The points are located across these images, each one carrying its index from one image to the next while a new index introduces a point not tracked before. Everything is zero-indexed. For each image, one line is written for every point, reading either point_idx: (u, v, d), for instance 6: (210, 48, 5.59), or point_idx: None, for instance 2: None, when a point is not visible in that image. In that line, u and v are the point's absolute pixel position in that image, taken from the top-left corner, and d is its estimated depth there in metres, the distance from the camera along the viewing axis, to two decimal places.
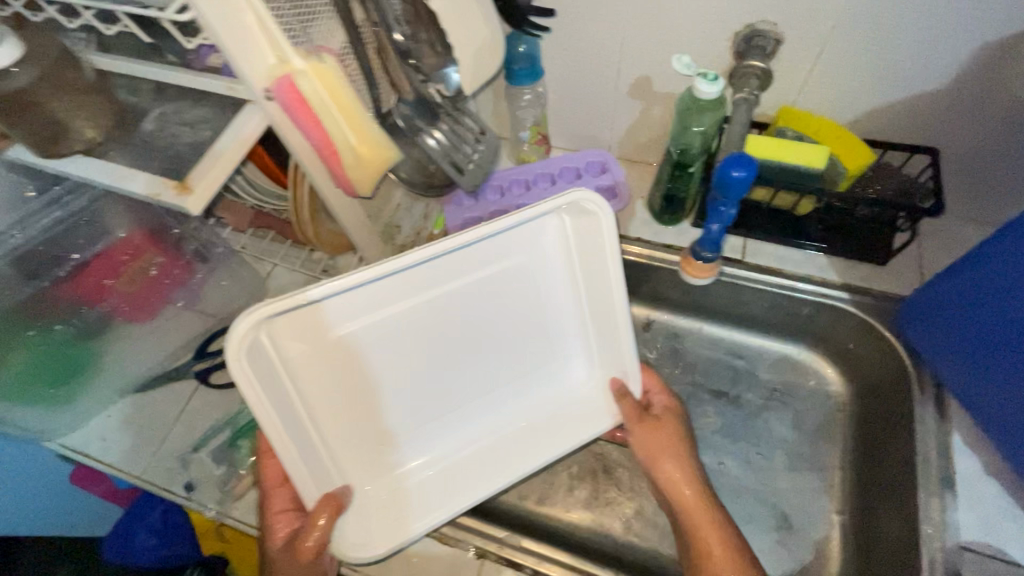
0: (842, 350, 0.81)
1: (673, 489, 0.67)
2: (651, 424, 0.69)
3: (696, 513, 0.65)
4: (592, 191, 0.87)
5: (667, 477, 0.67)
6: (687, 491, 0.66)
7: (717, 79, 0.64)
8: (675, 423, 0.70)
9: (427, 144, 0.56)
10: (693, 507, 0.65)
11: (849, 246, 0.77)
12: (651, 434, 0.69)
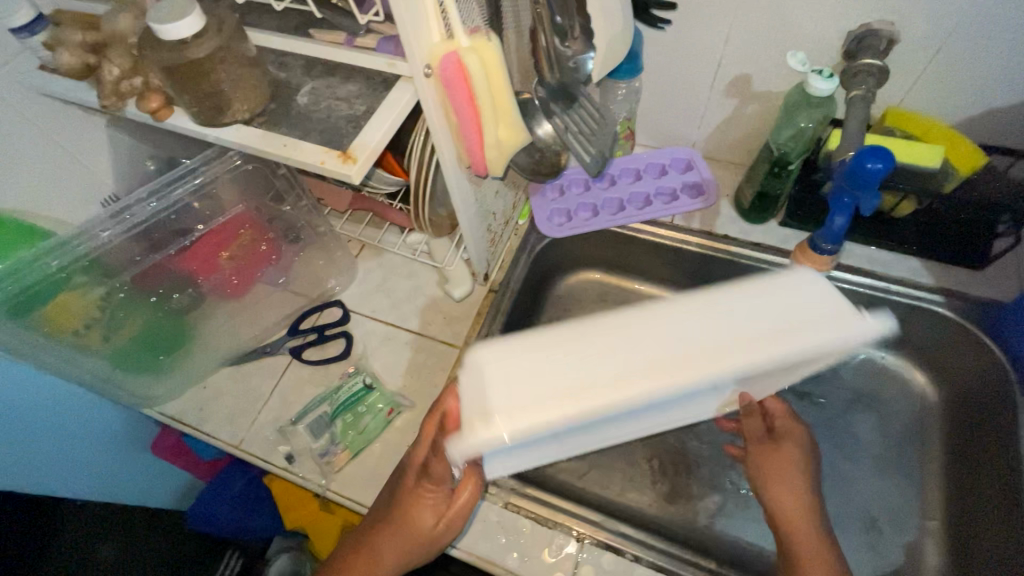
0: (933, 355, 0.81)
1: (782, 511, 0.59)
2: (769, 446, 0.63)
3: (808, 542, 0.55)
4: (678, 187, 0.88)
5: (776, 496, 0.60)
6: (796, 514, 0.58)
7: (832, 77, 0.65)
8: (797, 447, 0.62)
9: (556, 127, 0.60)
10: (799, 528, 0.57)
11: (947, 251, 0.76)
12: (767, 455, 0.62)
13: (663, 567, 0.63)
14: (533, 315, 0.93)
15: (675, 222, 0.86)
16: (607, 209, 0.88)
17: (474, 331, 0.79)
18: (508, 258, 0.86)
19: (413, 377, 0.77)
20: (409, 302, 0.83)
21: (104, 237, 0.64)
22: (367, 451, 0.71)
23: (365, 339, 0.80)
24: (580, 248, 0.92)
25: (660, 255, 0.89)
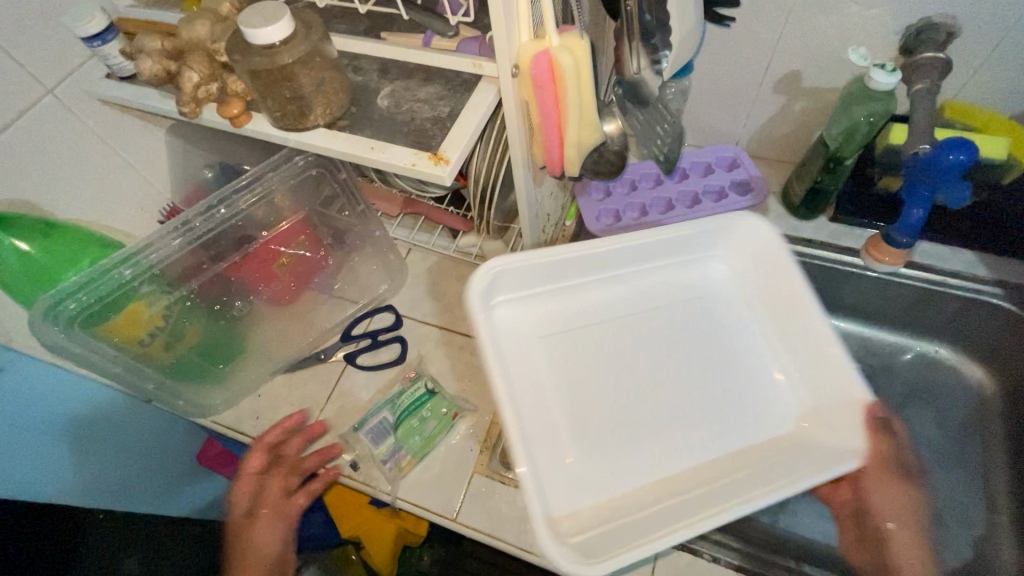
0: (991, 350, 0.80)
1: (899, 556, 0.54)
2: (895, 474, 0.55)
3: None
4: (726, 185, 0.88)
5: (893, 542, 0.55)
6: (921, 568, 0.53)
7: (895, 71, 0.65)
8: (913, 485, 0.56)
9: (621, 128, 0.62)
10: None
11: (1006, 243, 0.75)
12: (887, 489, 0.56)
13: (740, 566, 0.62)
14: None
15: (723, 220, 0.86)
16: (654, 208, 0.88)
17: None
18: None
19: (470, 380, 0.76)
20: (461, 305, 0.83)
21: (173, 245, 0.65)
22: (431, 456, 0.70)
23: (419, 344, 0.80)
24: None
25: None
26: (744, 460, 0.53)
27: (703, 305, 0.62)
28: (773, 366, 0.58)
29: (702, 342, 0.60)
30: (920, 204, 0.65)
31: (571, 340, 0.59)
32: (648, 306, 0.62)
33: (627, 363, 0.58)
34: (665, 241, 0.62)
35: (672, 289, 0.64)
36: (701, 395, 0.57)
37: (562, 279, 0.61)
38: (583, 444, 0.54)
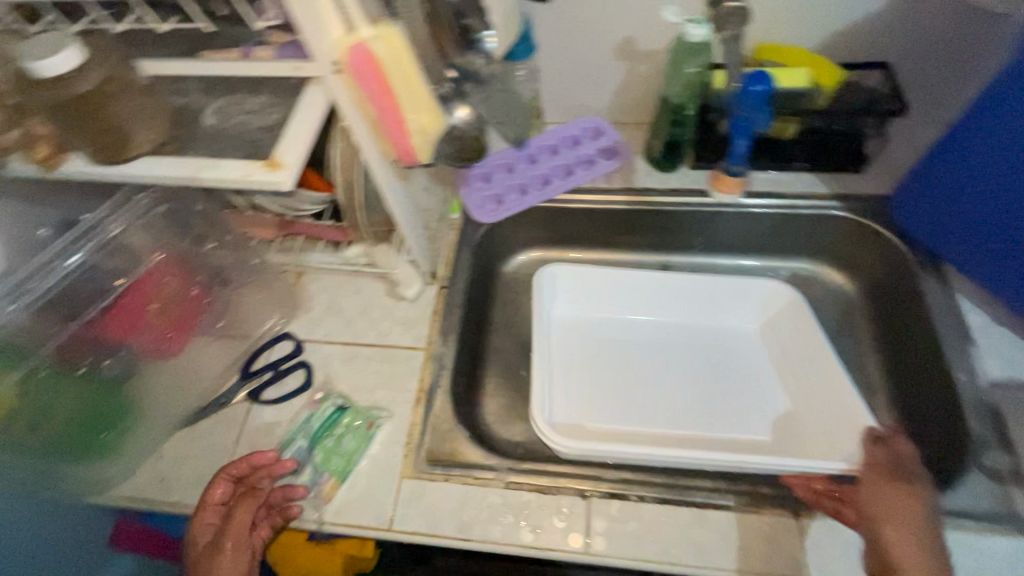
0: (843, 256, 0.90)
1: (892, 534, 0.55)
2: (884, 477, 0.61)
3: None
4: (594, 153, 0.93)
5: (885, 519, 0.57)
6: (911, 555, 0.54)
7: (704, 23, 0.71)
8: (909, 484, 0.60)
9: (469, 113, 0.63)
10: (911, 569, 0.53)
11: (830, 161, 0.87)
12: (879, 486, 0.60)
13: (667, 497, 0.65)
14: (488, 305, 0.94)
15: (598, 187, 0.92)
16: (533, 186, 0.91)
17: (434, 330, 0.80)
18: (450, 253, 0.87)
19: (383, 387, 0.76)
20: (363, 317, 0.82)
21: (7, 312, 0.61)
22: (354, 473, 0.69)
23: (325, 365, 0.78)
24: (516, 229, 0.94)
25: (592, 219, 0.94)
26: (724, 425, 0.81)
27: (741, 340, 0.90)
28: (758, 391, 0.85)
29: (708, 367, 0.88)
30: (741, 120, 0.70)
31: (601, 346, 0.90)
32: (679, 339, 0.91)
33: (637, 368, 0.87)
34: (715, 283, 0.90)
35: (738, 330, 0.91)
36: (694, 395, 0.85)
37: (592, 303, 0.94)
38: (600, 407, 0.83)
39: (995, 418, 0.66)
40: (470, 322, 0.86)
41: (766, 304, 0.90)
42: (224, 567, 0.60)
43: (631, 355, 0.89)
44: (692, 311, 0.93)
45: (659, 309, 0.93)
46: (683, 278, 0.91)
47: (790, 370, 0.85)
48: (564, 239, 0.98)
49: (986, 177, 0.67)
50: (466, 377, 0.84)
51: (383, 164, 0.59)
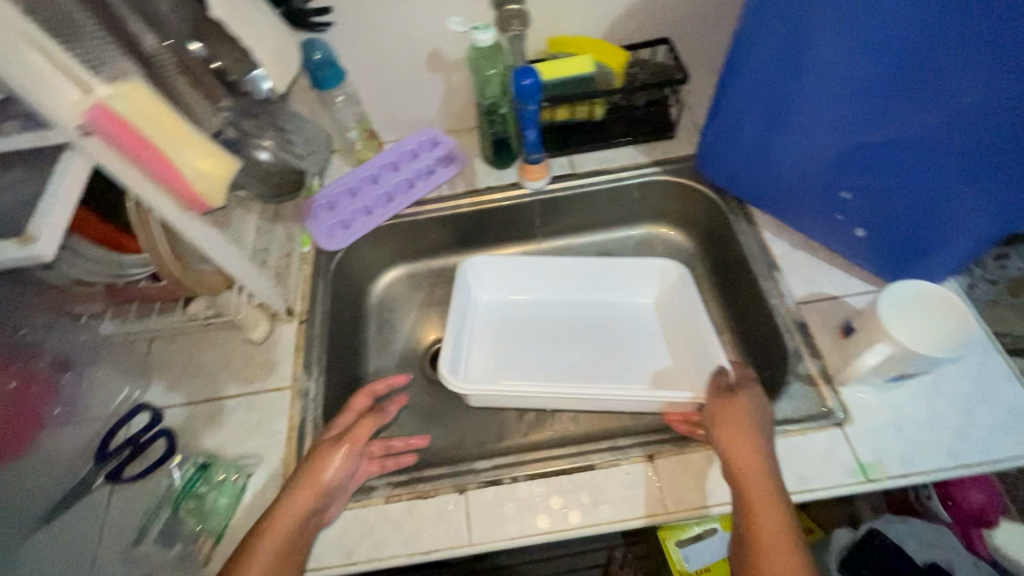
0: (675, 214, 0.98)
1: (733, 452, 0.62)
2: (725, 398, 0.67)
3: (758, 488, 0.58)
4: (433, 163, 0.97)
5: (727, 440, 0.63)
6: (750, 465, 0.60)
7: (487, 28, 0.76)
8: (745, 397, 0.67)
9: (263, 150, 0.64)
10: (751, 477, 0.59)
11: (644, 132, 0.95)
12: (719, 407, 0.67)
13: (540, 472, 0.69)
14: (360, 328, 0.95)
15: (442, 194, 0.95)
16: (378, 205, 0.93)
17: (298, 365, 0.79)
18: (306, 287, 0.87)
19: (252, 435, 0.74)
20: (224, 369, 0.80)
21: None
22: (230, 528, 0.67)
23: (188, 426, 0.76)
24: (373, 250, 0.96)
25: (445, 226, 0.97)
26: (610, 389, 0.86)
27: (641, 314, 0.94)
28: (643, 354, 0.89)
29: (603, 340, 0.92)
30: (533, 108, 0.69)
31: (520, 322, 0.94)
32: (584, 318, 0.94)
33: (547, 343, 0.91)
34: (600, 263, 0.94)
35: (636, 303, 0.95)
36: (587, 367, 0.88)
37: (504, 289, 0.97)
38: (510, 371, 0.89)
39: (804, 331, 0.75)
40: (338, 349, 0.86)
41: (649, 278, 0.94)
42: (297, 500, 0.63)
43: (542, 334, 0.93)
44: (585, 292, 0.96)
45: (558, 293, 0.96)
46: (592, 261, 0.94)
47: (671, 328, 0.91)
48: (426, 249, 1.00)
49: (752, 126, 0.76)
50: (344, 404, 0.84)
51: (189, 217, 0.59)
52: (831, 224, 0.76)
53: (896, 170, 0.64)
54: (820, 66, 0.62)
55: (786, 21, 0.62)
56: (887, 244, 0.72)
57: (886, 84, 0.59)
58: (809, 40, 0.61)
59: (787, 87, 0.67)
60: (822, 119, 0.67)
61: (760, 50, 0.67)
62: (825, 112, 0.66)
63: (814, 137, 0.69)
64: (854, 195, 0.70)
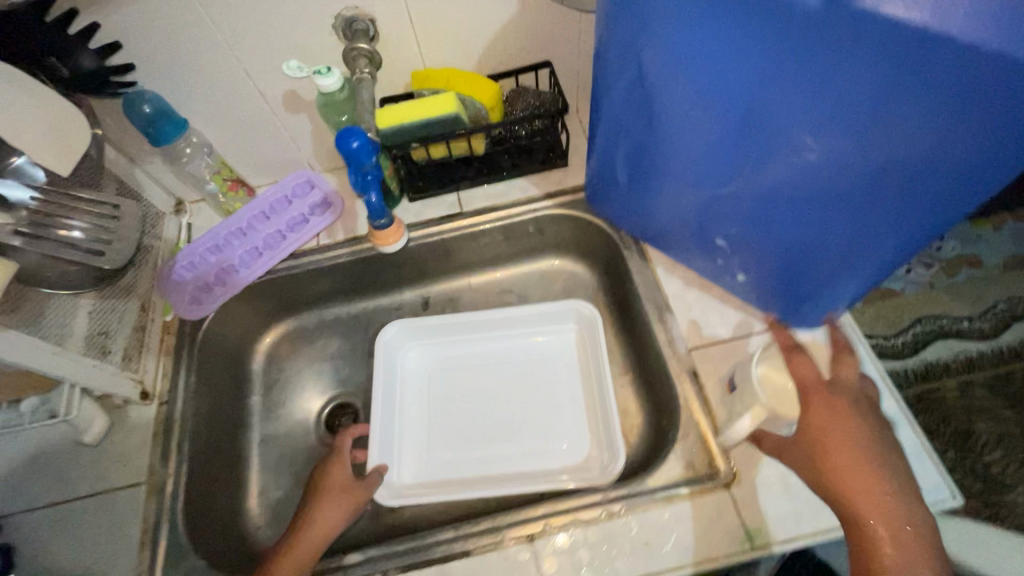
0: (574, 246, 0.93)
1: (827, 448, 0.56)
2: (827, 394, 0.59)
3: (863, 492, 0.54)
4: (308, 211, 0.88)
5: (828, 430, 0.57)
6: (850, 459, 0.55)
7: (331, 70, 0.68)
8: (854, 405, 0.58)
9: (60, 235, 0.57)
10: (846, 475, 0.55)
11: (534, 163, 0.89)
12: (816, 411, 0.58)
13: (412, 563, 0.64)
14: (241, 395, 0.87)
15: (320, 244, 0.87)
16: (248, 263, 0.85)
17: (156, 455, 0.72)
18: (167, 362, 0.79)
19: (102, 542, 0.67)
20: (71, 467, 0.72)
21: None
22: None
23: (30, 539, 0.68)
24: (251, 308, 0.88)
25: (327, 277, 0.90)
26: (527, 454, 0.80)
27: (555, 365, 0.87)
28: (555, 401, 0.84)
29: (520, 392, 0.86)
30: (371, 172, 0.60)
31: (444, 385, 0.88)
32: (502, 372, 0.88)
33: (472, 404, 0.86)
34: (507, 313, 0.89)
35: (551, 353, 0.88)
36: (503, 429, 0.83)
37: (425, 349, 0.91)
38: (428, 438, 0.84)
39: (694, 380, 0.71)
40: (210, 426, 0.79)
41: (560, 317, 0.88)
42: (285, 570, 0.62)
43: (467, 394, 0.87)
44: (501, 341, 0.90)
45: (479, 346, 0.91)
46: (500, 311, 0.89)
47: (589, 378, 0.85)
48: (312, 300, 0.93)
49: (623, 164, 0.69)
50: (217, 488, 0.77)
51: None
52: (717, 267, 0.71)
53: (756, 217, 0.59)
54: (665, 109, 0.56)
55: (632, 63, 0.54)
56: (769, 288, 0.67)
57: (730, 135, 0.53)
58: (657, 84, 0.54)
59: (646, 129, 0.60)
60: (677, 163, 0.60)
61: (611, 84, 0.60)
62: (685, 161, 0.59)
63: (679, 183, 0.63)
64: (729, 243, 0.65)
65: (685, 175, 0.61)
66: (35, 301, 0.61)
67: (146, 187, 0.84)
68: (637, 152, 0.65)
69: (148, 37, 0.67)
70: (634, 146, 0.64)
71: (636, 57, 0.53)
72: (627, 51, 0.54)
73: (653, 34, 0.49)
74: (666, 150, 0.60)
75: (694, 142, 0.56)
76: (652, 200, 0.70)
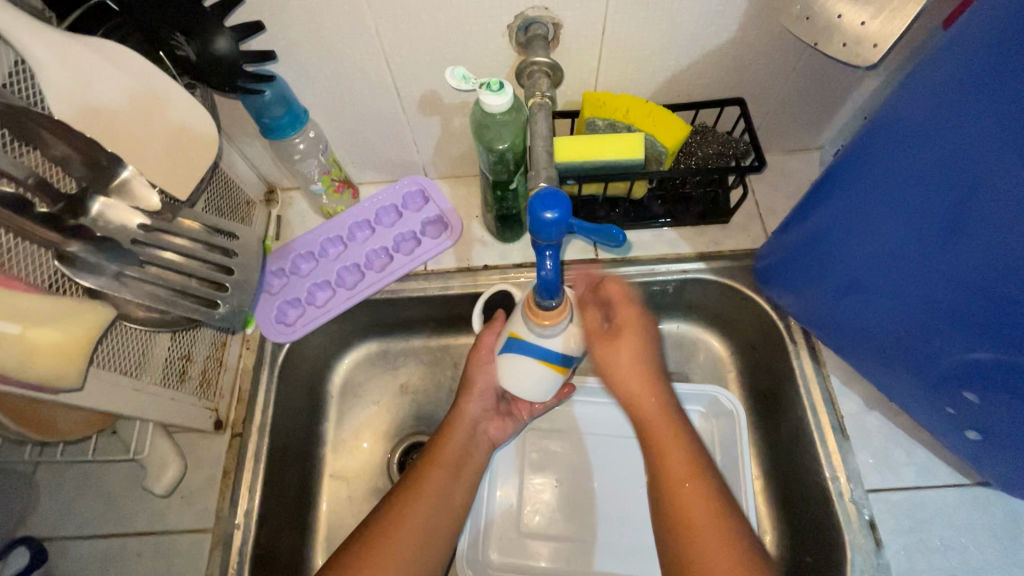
0: (714, 315, 0.79)
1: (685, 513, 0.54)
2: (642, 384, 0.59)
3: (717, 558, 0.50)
4: (420, 227, 0.76)
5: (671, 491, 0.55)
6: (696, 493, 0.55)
7: (503, 87, 0.54)
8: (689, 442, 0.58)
9: (153, 276, 0.48)
10: (662, 432, 0.58)
11: (692, 215, 0.75)
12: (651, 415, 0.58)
13: None
14: (314, 423, 0.77)
15: (429, 270, 0.75)
16: (344, 280, 0.74)
17: (224, 499, 0.63)
18: (244, 385, 0.69)
19: None
20: (128, 496, 0.63)
21: None
22: None
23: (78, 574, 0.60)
24: (338, 328, 0.77)
25: (428, 306, 0.77)
26: (636, 551, 0.70)
27: None
28: None
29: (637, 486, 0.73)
30: (549, 246, 0.46)
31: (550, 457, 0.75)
32: (615, 446, 0.75)
33: (583, 487, 0.73)
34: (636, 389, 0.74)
35: None
36: (611, 516, 0.72)
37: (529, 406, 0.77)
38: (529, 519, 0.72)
39: (869, 532, 0.59)
40: (283, 463, 0.70)
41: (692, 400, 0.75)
42: (436, 481, 0.63)
43: (578, 474, 0.74)
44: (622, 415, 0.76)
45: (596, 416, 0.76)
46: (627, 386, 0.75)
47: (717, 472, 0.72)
48: (402, 325, 0.81)
49: (852, 270, 0.55)
50: (284, 535, 0.68)
51: (52, 393, 0.42)
52: (933, 409, 0.57)
53: (1018, 393, 0.45)
54: (965, 236, 0.43)
55: (956, 161, 0.41)
56: (1005, 461, 0.53)
57: None
58: (982, 203, 0.40)
59: (911, 245, 0.47)
60: (932, 294, 0.48)
61: (893, 173, 0.46)
62: (961, 298, 0.45)
63: (933, 316, 0.49)
64: (982, 402, 0.50)
65: (946, 312, 0.47)
66: (122, 335, 0.51)
67: (240, 173, 0.72)
68: (878, 260, 0.51)
69: (288, 11, 0.53)
70: (884, 256, 0.51)
71: (972, 158, 0.40)
72: (957, 150, 0.41)
73: (1011, 156, 0.37)
74: (937, 278, 0.46)
75: (992, 282, 0.42)
76: (877, 316, 0.55)
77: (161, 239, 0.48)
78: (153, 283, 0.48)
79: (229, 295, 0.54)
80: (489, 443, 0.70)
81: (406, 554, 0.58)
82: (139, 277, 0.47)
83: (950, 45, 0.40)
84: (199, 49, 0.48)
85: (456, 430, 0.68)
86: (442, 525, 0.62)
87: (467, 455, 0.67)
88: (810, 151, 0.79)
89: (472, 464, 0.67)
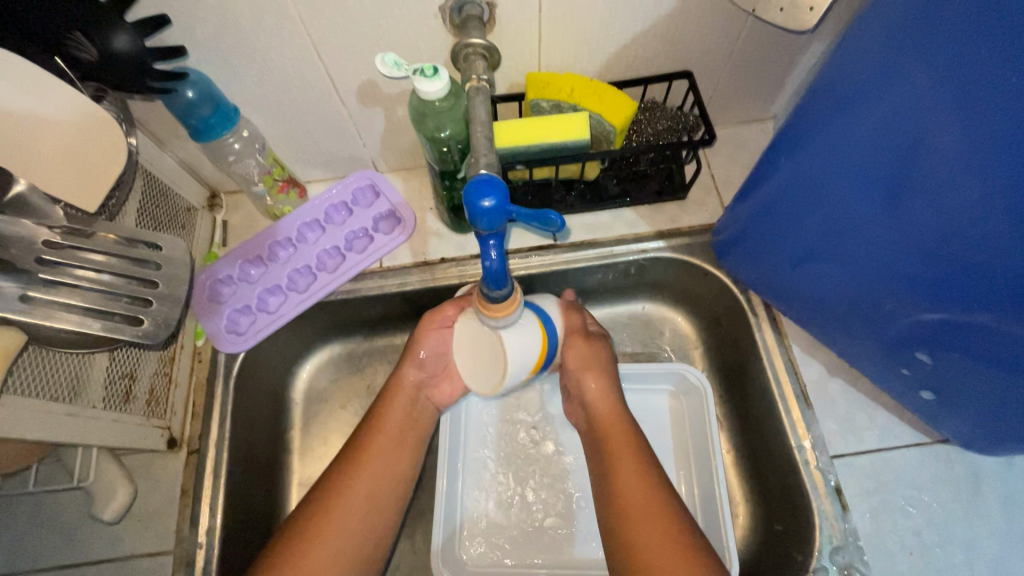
0: (678, 293, 0.78)
1: (624, 499, 0.57)
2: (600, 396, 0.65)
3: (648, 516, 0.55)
4: (371, 224, 0.73)
5: (618, 478, 0.58)
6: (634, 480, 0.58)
7: (437, 72, 0.51)
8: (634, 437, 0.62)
9: (69, 299, 0.47)
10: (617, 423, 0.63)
11: (648, 193, 0.74)
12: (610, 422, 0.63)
13: None
14: (278, 432, 0.74)
15: (384, 267, 0.72)
16: (296, 284, 0.71)
17: (183, 519, 0.61)
18: (197, 400, 0.66)
19: None
20: (80, 523, 0.60)
21: None
22: None
23: None
24: (296, 334, 0.75)
25: (387, 304, 0.75)
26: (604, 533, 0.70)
27: (655, 429, 0.74)
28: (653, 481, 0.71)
29: None
30: (492, 235, 0.45)
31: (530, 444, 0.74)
32: None
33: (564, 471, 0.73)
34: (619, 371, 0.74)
35: (651, 417, 0.75)
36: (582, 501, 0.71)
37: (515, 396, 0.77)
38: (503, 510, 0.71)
39: (836, 497, 0.60)
40: (247, 476, 0.68)
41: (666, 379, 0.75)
42: (383, 448, 0.62)
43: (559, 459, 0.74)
44: None
45: None
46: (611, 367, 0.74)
47: (688, 450, 0.72)
48: (363, 326, 0.79)
49: (804, 243, 0.55)
50: (252, 549, 0.66)
51: None
52: (889, 371, 0.57)
53: (969, 351, 0.46)
54: (906, 204, 0.42)
55: (896, 136, 0.41)
56: (958, 417, 0.54)
57: (977, 262, 0.40)
58: (920, 172, 0.40)
59: (860, 220, 0.47)
60: (877, 258, 0.48)
61: (835, 146, 0.46)
62: (911, 270, 0.46)
63: (886, 284, 0.49)
64: (935, 362, 0.50)
65: (901, 281, 0.47)
66: (42, 359, 0.48)
67: (176, 178, 0.68)
68: (831, 235, 0.51)
69: (201, 4, 0.50)
70: (836, 229, 0.50)
71: (909, 131, 0.39)
72: (893, 127, 0.41)
73: (946, 127, 0.37)
74: (887, 249, 0.46)
75: (936, 250, 0.42)
76: (835, 288, 0.55)
77: (74, 254, 0.47)
78: (71, 306, 0.47)
79: (153, 309, 0.51)
80: (433, 407, 0.69)
81: (350, 539, 0.57)
82: (53, 300, 0.46)
83: (881, 11, 0.40)
84: (101, 48, 0.47)
85: (393, 392, 0.66)
86: (383, 501, 0.61)
87: (412, 421, 0.66)
88: (762, 121, 0.78)
89: (417, 429, 0.66)
